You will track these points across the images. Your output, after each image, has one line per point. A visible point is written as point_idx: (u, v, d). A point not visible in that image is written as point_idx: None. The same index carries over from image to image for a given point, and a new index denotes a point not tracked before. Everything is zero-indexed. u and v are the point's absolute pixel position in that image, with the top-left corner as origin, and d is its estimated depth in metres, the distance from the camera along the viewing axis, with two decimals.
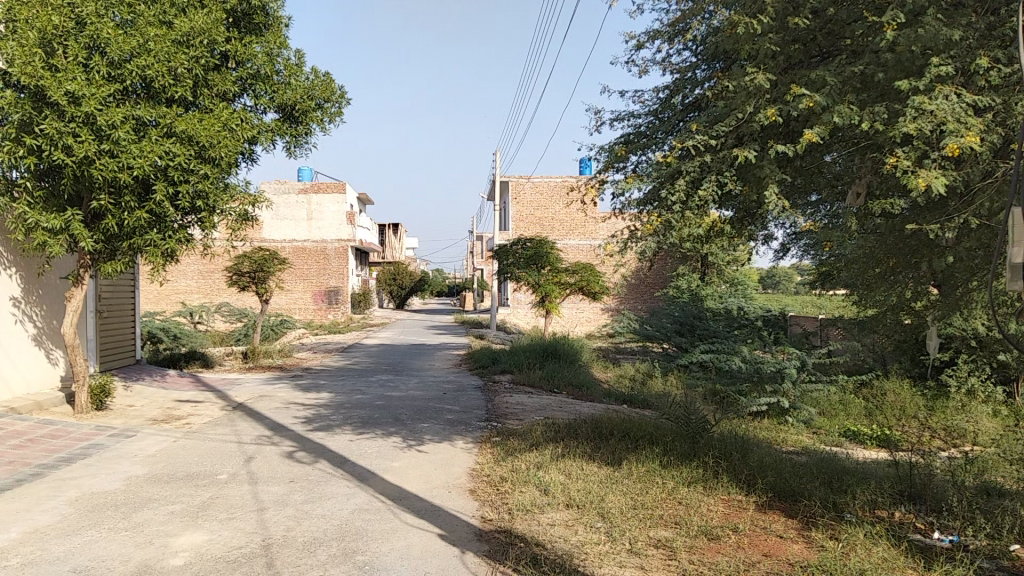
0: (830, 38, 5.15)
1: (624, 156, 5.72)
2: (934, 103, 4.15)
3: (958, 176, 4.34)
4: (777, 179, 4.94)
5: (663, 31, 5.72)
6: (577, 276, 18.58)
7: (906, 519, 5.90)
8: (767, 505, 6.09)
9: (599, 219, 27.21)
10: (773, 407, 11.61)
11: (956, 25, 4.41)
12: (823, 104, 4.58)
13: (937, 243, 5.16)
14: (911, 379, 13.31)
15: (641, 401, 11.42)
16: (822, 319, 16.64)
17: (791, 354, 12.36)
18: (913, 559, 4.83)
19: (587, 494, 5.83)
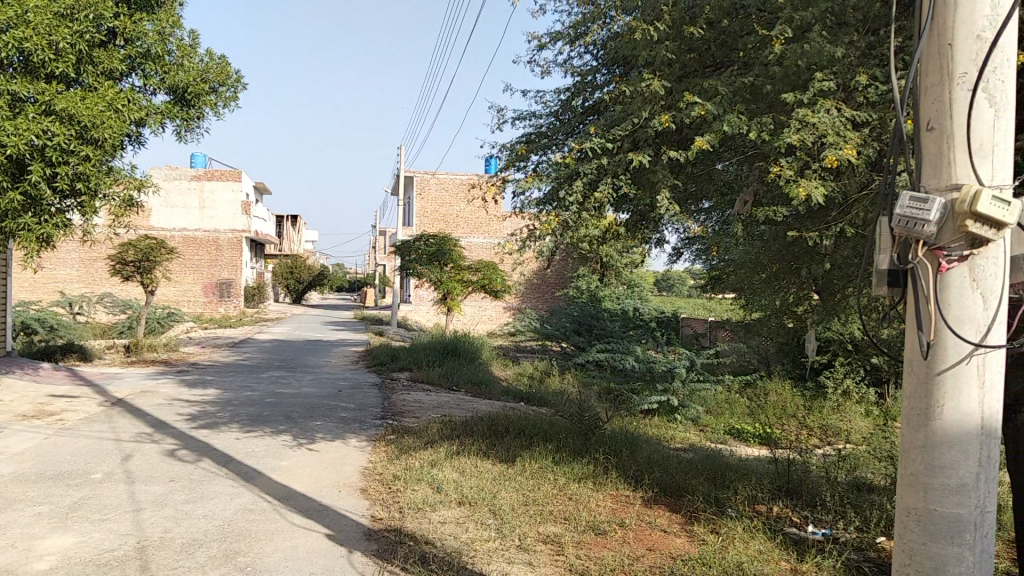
0: (724, 50, 5.33)
1: (524, 156, 5.73)
2: (815, 116, 4.35)
3: (836, 187, 4.58)
4: (669, 184, 5.08)
5: (565, 33, 5.76)
6: (479, 274, 18.59)
7: (783, 513, 6.20)
8: (653, 500, 6.27)
9: (502, 219, 27.34)
10: (664, 405, 11.99)
11: (839, 43, 4.64)
12: (713, 113, 4.75)
13: (817, 251, 5.43)
14: (792, 380, 14.00)
15: (537, 399, 11.53)
16: (712, 322, 17.29)
17: (682, 354, 12.79)
18: (787, 552, 5.07)
19: (479, 491, 5.84)
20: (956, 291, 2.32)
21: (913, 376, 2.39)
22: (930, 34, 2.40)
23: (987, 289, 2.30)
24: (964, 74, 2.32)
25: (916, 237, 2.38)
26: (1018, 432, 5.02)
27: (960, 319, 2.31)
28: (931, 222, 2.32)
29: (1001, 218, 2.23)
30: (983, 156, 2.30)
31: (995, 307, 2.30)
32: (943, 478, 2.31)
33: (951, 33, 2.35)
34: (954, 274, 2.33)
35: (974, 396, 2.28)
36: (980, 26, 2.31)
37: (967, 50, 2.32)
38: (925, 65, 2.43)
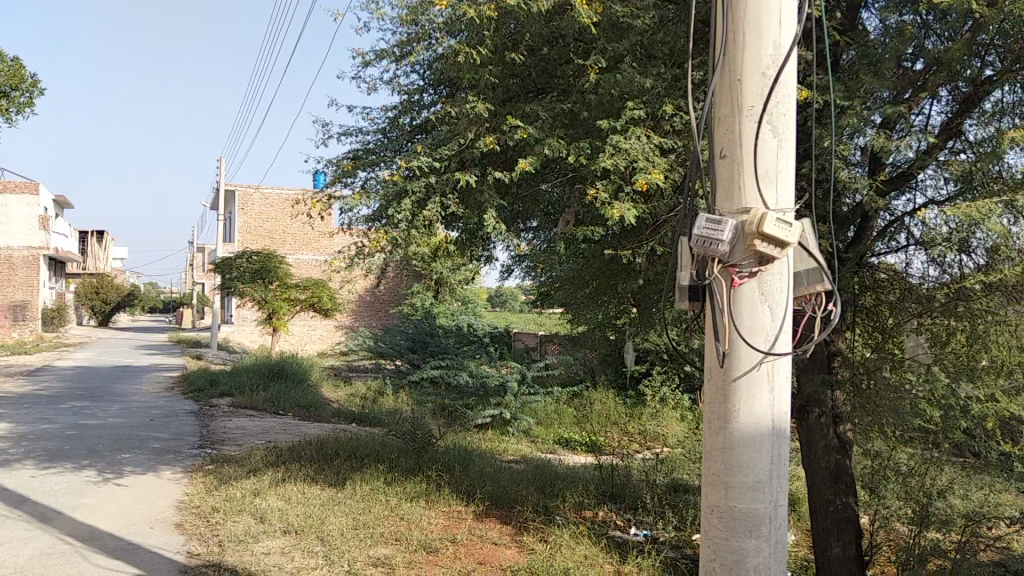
0: (545, 76, 5.55)
1: (351, 172, 5.64)
2: (628, 143, 4.62)
3: (647, 209, 4.89)
4: (496, 204, 5.21)
5: (390, 51, 5.74)
6: (307, 292, 18.08)
7: (608, 518, 6.54)
8: (484, 514, 6.35)
9: (331, 235, 26.75)
10: (496, 419, 12.23)
11: (648, 74, 4.95)
12: (535, 136, 4.93)
13: (634, 267, 5.76)
14: (615, 390, 14.71)
15: (369, 420, 11.36)
16: (541, 336, 17.84)
17: (513, 368, 13.10)
18: (610, 556, 5.32)
19: (306, 518, 5.65)
20: (748, 304, 2.54)
21: (713, 383, 2.58)
22: (723, 70, 2.63)
23: (773, 301, 2.54)
24: (752, 107, 2.55)
25: (712, 255, 2.57)
26: (808, 430, 5.58)
27: (752, 330, 2.52)
28: (725, 241, 2.52)
29: (784, 237, 2.48)
30: (769, 183, 2.54)
31: (781, 318, 2.54)
32: (742, 477, 2.51)
33: (740, 69, 2.58)
34: (745, 289, 2.55)
35: (765, 399, 2.51)
36: (765, 65, 2.56)
37: (755, 86, 2.56)
38: (718, 98, 2.65)
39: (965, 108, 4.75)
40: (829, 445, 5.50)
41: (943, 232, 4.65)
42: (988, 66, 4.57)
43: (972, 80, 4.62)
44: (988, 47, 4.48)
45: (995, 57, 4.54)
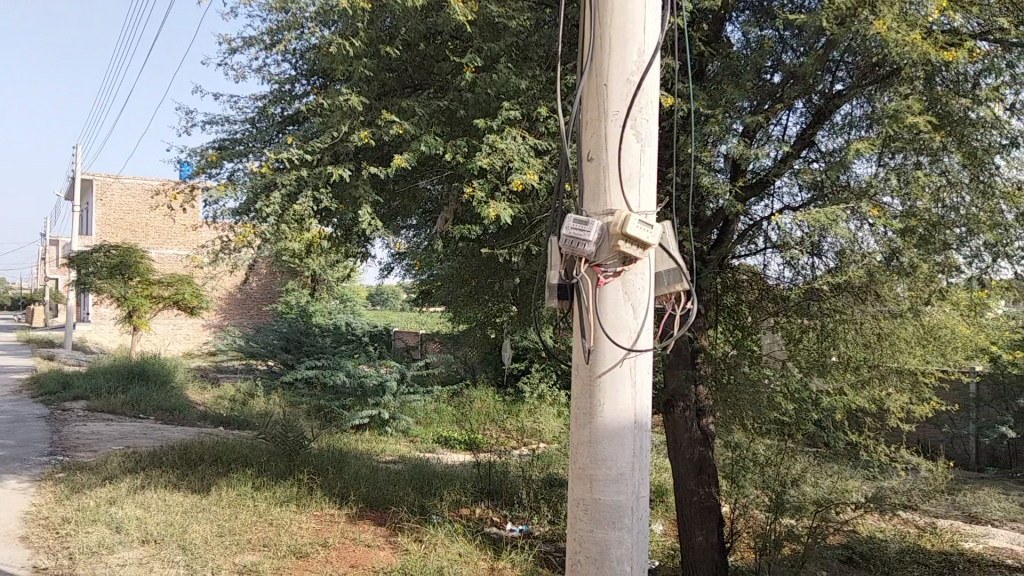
0: (421, 72, 5.52)
1: (216, 163, 5.40)
2: (504, 143, 4.64)
3: (522, 209, 4.94)
4: (370, 199, 5.13)
5: (260, 39, 5.54)
6: (171, 289, 17.20)
7: (485, 514, 6.66)
8: (357, 515, 6.26)
9: (198, 230, 25.57)
10: (374, 419, 12.09)
11: (524, 76, 5.01)
12: (411, 132, 4.89)
13: (510, 266, 5.82)
14: (494, 388, 14.88)
15: (238, 422, 10.95)
16: (421, 335, 17.78)
17: (392, 367, 12.97)
18: (484, 553, 5.37)
19: (166, 527, 5.38)
20: (612, 303, 2.61)
21: (579, 379, 2.64)
22: (590, 73, 2.69)
23: (636, 301, 2.63)
24: (616, 112, 2.62)
25: (578, 255, 2.62)
26: (674, 423, 5.81)
27: (615, 327, 2.60)
28: (590, 241, 2.58)
29: (646, 238, 2.57)
30: (632, 185, 2.62)
31: (643, 316, 2.63)
32: (605, 470, 2.58)
33: (606, 75, 2.65)
34: (609, 289, 2.62)
35: (627, 394, 2.59)
36: (630, 71, 2.64)
37: (620, 91, 2.63)
38: (585, 101, 2.71)
39: (818, 120, 5.08)
40: (694, 438, 5.74)
41: (797, 236, 4.95)
42: (839, 81, 4.91)
43: (824, 94, 4.94)
44: (839, 63, 4.80)
45: (845, 73, 4.88)
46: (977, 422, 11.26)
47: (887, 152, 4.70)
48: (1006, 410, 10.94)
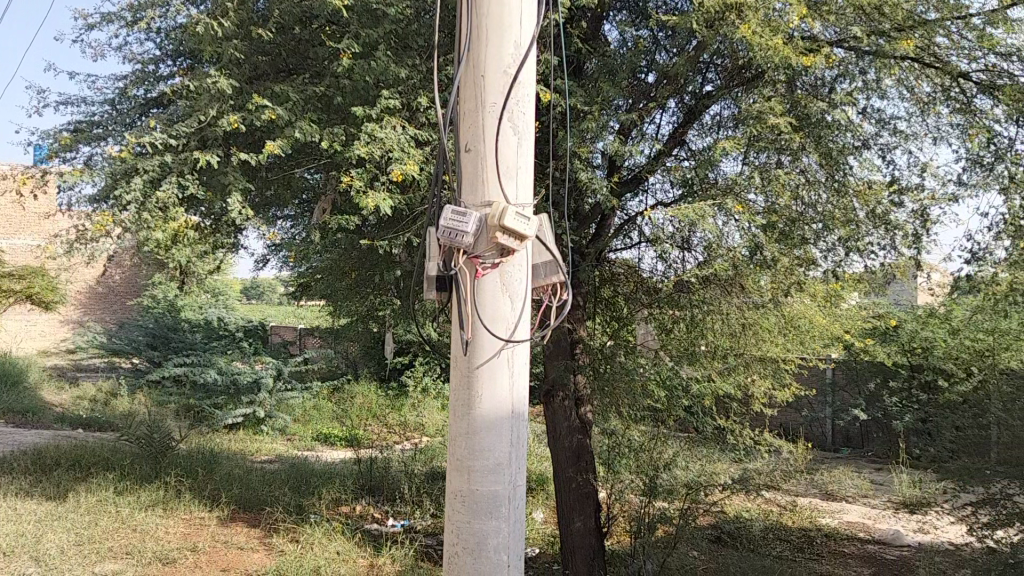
0: (296, 57, 5.35)
1: (71, 146, 5.05)
2: (382, 132, 4.55)
3: (402, 199, 4.87)
4: (241, 187, 4.93)
5: (120, 15, 5.21)
6: (23, 282, 15.98)
7: (365, 511, 6.57)
8: (230, 518, 6.03)
9: (55, 219, 23.86)
10: (249, 417, 11.68)
11: (403, 64, 4.94)
12: (284, 118, 4.73)
13: (391, 257, 5.74)
14: (377, 382, 14.70)
15: (100, 424, 10.31)
16: (301, 330, 17.33)
17: (268, 364, 12.58)
18: (363, 550, 5.29)
19: (17, 538, 4.98)
20: (490, 295, 2.61)
21: (457, 371, 2.63)
22: (467, 64, 2.67)
23: (513, 292, 2.64)
24: (494, 104, 2.62)
25: (456, 247, 2.60)
26: (554, 413, 5.91)
27: (493, 319, 2.60)
28: (468, 233, 2.57)
29: (522, 230, 2.58)
30: (510, 177, 2.62)
31: (520, 307, 2.65)
32: (483, 460, 2.58)
33: (483, 66, 2.64)
34: (488, 280, 2.62)
35: (505, 385, 2.60)
36: (507, 63, 2.64)
37: (497, 83, 2.63)
38: (462, 92, 2.69)
39: (689, 120, 5.28)
40: (572, 426, 5.86)
41: (669, 231, 5.13)
42: (708, 82, 5.13)
43: (695, 94, 5.14)
44: (710, 65, 5.01)
45: (715, 75, 5.08)
46: (832, 405, 12.08)
47: (751, 151, 4.93)
48: (857, 394, 11.79)
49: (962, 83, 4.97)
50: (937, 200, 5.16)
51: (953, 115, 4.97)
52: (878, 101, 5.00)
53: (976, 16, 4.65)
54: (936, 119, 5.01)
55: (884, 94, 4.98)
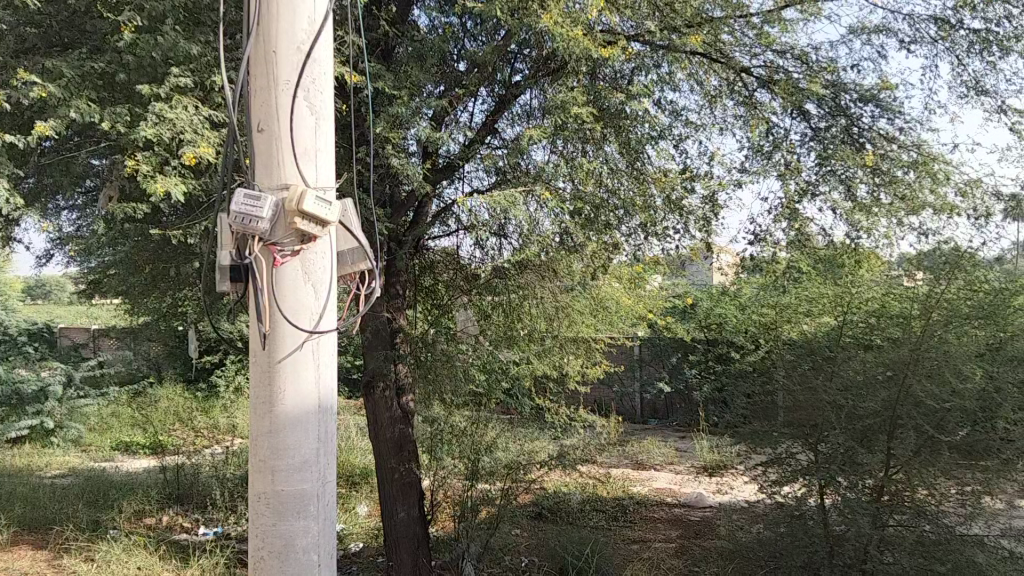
0: (71, 30, 4.88)
1: None
2: (172, 112, 4.18)
3: (198, 185, 4.53)
4: (8, 172, 4.36)
5: None
6: None
7: (173, 521, 6.15)
8: (12, 542, 5.41)
9: None
10: (35, 428, 10.55)
11: (195, 41, 4.57)
12: (58, 96, 4.23)
13: (191, 248, 5.33)
14: (183, 384, 13.78)
15: None
16: (94, 331, 15.90)
17: (56, 370, 11.42)
18: (169, 562, 4.92)
19: None
20: (291, 284, 2.46)
21: (257, 366, 2.45)
22: (257, 38, 2.49)
23: (316, 282, 2.50)
24: (287, 81, 2.47)
25: (251, 233, 2.41)
26: (374, 404, 5.71)
27: (295, 310, 2.45)
28: (264, 219, 2.39)
29: (323, 215, 2.45)
30: (307, 160, 2.49)
31: (324, 297, 2.52)
32: (289, 459, 2.44)
33: (275, 42, 2.48)
34: (288, 269, 2.46)
35: (310, 380, 2.47)
36: (300, 40, 2.50)
37: (290, 60, 2.48)
38: (253, 68, 2.51)
39: (500, 108, 5.32)
40: (394, 416, 5.72)
41: (484, 218, 5.09)
42: (517, 72, 5.19)
43: (505, 83, 5.19)
44: (518, 55, 5.08)
45: (523, 65, 5.16)
46: (640, 380, 12.79)
47: (559, 141, 5.07)
48: (662, 367, 12.59)
49: (744, 77, 5.34)
50: (724, 186, 5.54)
51: (737, 107, 5.35)
52: (671, 93, 5.28)
53: (755, 15, 5.01)
54: (723, 110, 5.40)
55: (677, 86, 5.27)
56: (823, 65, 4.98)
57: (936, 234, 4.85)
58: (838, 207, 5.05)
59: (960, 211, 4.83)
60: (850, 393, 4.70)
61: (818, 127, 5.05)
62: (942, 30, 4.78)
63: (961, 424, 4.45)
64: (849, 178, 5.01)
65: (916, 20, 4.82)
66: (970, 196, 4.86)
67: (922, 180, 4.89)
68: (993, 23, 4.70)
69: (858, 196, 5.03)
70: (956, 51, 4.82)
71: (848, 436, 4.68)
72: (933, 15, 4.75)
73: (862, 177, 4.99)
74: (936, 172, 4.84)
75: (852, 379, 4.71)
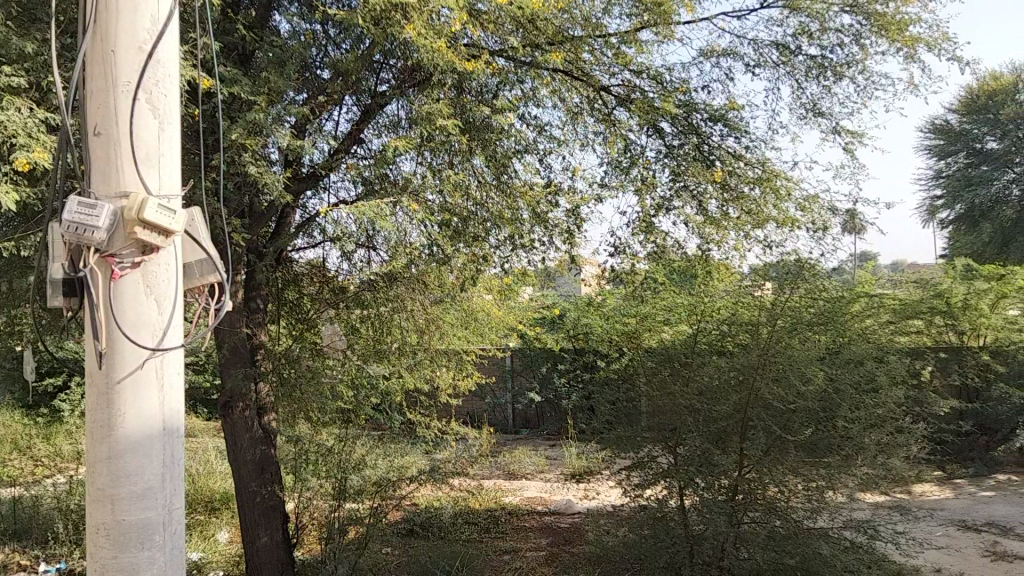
0: None
1: None
2: (3, 113, 3.84)
3: (33, 193, 4.19)
4: None
5: None
6: None
7: (8, 559, 5.65)
8: None
9: None
10: None
11: (30, 38, 4.23)
12: None
13: (27, 262, 4.92)
14: (21, 409, 12.69)
15: None
16: None
17: None
18: None
19: None
20: (131, 298, 2.31)
21: (92, 387, 2.28)
22: (94, 36, 2.34)
23: (159, 295, 2.36)
24: (127, 82, 2.33)
25: (85, 243, 2.24)
26: (232, 425, 5.36)
27: (136, 326, 2.30)
28: (100, 229, 2.23)
29: (166, 225, 2.32)
30: (149, 166, 2.35)
31: (168, 312, 2.38)
32: (130, 486, 2.28)
33: (113, 40, 2.34)
34: (127, 282, 2.31)
35: (153, 400, 2.32)
36: (141, 38, 2.36)
37: (129, 59, 2.34)
38: (89, 67, 2.35)
39: (366, 118, 5.26)
40: (255, 437, 5.41)
41: (350, 229, 4.98)
42: (383, 82, 5.11)
43: (370, 93, 5.10)
44: (384, 65, 5.01)
45: (389, 75, 5.10)
46: (511, 391, 12.92)
47: (426, 153, 5.04)
48: (533, 378, 12.83)
49: (604, 95, 5.53)
50: (587, 200, 5.72)
51: (597, 124, 5.53)
52: (535, 108, 5.39)
53: (613, 35, 5.19)
54: (583, 127, 5.57)
55: (540, 102, 5.38)
56: (675, 85, 5.21)
57: (779, 246, 5.17)
58: (691, 221, 5.33)
59: (800, 225, 5.19)
60: (705, 396, 4.94)
61: (671, 144, 5.30)
62: (783, 56, 5.13)
63: (807, 424, 4.74)
64: (701, 195, 5.32)
65: (760, 45, 5.15)
66: (809, 211, 5.22)
67: (766, 196, 5.19)
68: (828, 50, 5.08)
69: (709, 211, 5.34)
70: (795, 75, 5.19)
71: (704, 438, 4.91)
72: (775, 41, 5.08)
73: (712, 194, 5.30)
74: (779, 189, 5.16)
75: (707, 384, 4.95)
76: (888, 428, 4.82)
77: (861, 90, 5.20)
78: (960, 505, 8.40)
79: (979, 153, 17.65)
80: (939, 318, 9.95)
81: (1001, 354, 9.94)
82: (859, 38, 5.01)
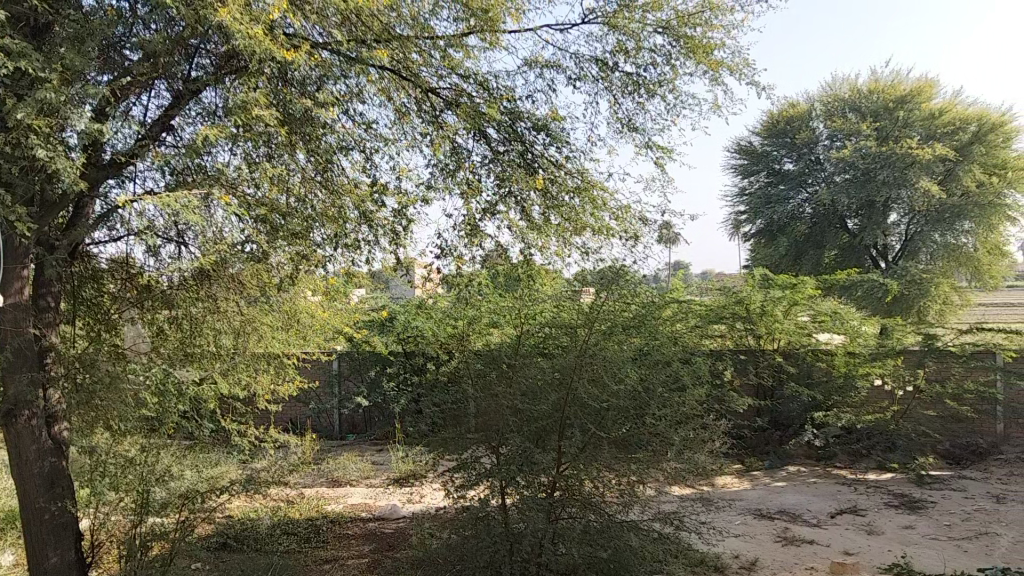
0: None
1: None
2: None
3: None
4: None
5: None
6: None
7: None
8: None
9: None
10: None
11: None
12: None
13: None
14: None
15: None
16: None
17: None
18: None
19: None
20: None
21: None
22: None
23: None
24: None
25: None
26: (14, 437, 4.84)
27: None
28: None
29: None
30: None
31: None
32: None
33: None
34: None
35: None
36: None
37: None
38: None
39: (177, 104, 4.94)
40: (42, 448, 4.91)
41: (156, 222, 4.64)
42: (198, 67, 4.84)
43: (183, 79, 4.81)
44: (199, 49, 4.74)
45: (205, 61, 4.84)
46: (337, 396, 12.55)
47: (243, 143, 4.79)
48: (359, 382, 12.55)
49: (432, 98, 5.53)
50: (413, 202, 5.68)
51: (425, 126, 5.53)
52: (361, 106, 5.29)
53: (440, 38, 5.22)
54: (411, 128, 5.54)
55: (366, 99, 5.28)
56: (501, 92, 5.32)
57: (596, 253, 5.39)
58: (514, 226, 5.44)
59: (615, 233, 5.43)
60: (527, 397, 5.04)
61: (497, 150, 5.40)
62: (602, 71, 5.37)
63: (619, 421, 4.95)
64: (524, 201, 5.43)
65: (581, 59, 5.36)
66: (622, 220, 5.48)
67: (584, 205, 5.41)
68: (642, 68, 5.37)
69: (533, 217, 5.47)
70: (613, 90, 5.45)
71: (523, 437, 5.01)
72: (594, 56, 5.31)
73: (535, 200, 5.44)
74: (595, 198, 5.41)
75: (530, 385, 5.06)
76: (692, 425, 5.13)
77: (671, 108, 5.54)
78: (757, 495, 9.13)
79: (778, 173, 19.27)
80: (740, 322, 11.03)
81: (791, 356, 11.01)
82: (670, 59, 5.34)
